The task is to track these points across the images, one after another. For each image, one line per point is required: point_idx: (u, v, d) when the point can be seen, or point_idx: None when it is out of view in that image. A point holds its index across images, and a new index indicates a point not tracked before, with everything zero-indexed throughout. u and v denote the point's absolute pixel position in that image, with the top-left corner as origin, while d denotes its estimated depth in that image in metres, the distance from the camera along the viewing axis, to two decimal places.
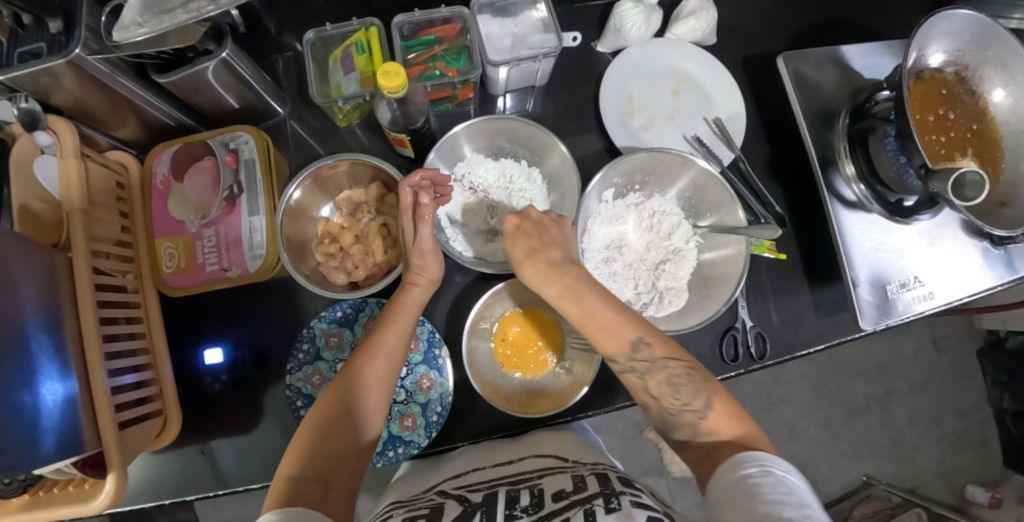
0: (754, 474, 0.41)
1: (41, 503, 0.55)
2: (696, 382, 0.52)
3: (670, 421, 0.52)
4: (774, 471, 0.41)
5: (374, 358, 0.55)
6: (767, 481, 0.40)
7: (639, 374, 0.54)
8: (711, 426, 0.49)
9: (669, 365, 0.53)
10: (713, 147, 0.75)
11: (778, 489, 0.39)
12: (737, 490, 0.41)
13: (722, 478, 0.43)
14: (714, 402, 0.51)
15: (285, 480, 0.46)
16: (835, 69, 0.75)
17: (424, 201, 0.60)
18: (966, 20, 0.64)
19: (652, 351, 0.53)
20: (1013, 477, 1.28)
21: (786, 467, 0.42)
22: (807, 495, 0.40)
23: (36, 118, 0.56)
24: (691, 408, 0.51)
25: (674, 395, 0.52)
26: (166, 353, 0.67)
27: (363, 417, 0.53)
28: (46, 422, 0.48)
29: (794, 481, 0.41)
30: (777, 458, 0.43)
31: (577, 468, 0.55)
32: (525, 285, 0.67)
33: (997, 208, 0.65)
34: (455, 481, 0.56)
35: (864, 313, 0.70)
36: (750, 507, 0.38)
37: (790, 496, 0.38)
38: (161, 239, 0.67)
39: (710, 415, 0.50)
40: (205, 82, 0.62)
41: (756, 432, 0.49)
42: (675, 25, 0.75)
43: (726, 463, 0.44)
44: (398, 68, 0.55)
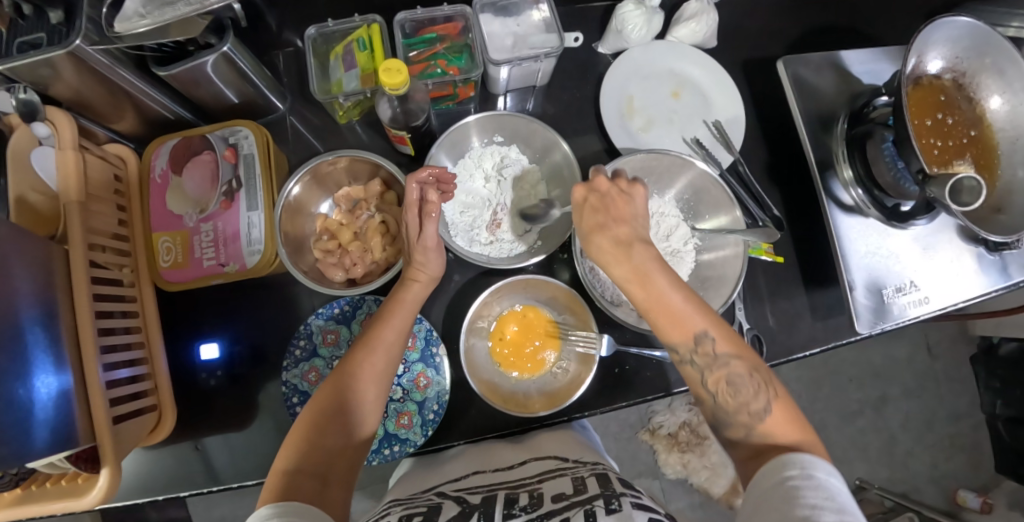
0: (795, 477, 0.42)
1: (35, 497, 0.55)
2: (755, 384, 0.50)
3: (721, 418, 0.52)
4: (815, 474, 0.41)
5: (372, 354, 0.55)
6: (808, 485, 0.41)
7: (699, 369, 0.52)
8: (766, 430, 0.49)
9: (732, 363, 0.51)
10: (712, 149, 0.75)
11: (818, 495, 0.40)
12: (777, 492, 0.41)
13: (762, 480, 0.44)
14: (774, 406, 0.49)
15: (280, 474, 0.46)
16: (834, 74, 0.75)
17: (430, 198, 0.60)
18: (965, 27, 0.65)
19: (714, 346, 0.52)
20: (1004, 482, 1.29)
21: (828, 469, 0.42)
22: (846, 499, 0.40)
23: (35, 110, 0.55)
24: (749, 410, 0.50)
25: (731, 393, 0.51)
26: (162, 348, 0.66)
27: (360, 412, 0.53)
28: (40, 415, 0.47)
29: (836, 485, 0.41)
30: (817, 459, 0.43)
31: (577, 469, 0.55)
32: (523, 283, 0.67)
33: (993, 214, 0.65)
34: (456, 483, 0.55)
35: (860, 316, 0.71)
36: (788, 512, 0.39)
37: (829, 502, 0.39)
38: (158, 233, 0.67)
39: (768, 419, 0.49)
40: (205, 75, 0.62)
41: (811, 440, 0.47)
42: (676, 28, 0.76)
43: (769, 464, 0.44)
44: (400, 65, 0.55)
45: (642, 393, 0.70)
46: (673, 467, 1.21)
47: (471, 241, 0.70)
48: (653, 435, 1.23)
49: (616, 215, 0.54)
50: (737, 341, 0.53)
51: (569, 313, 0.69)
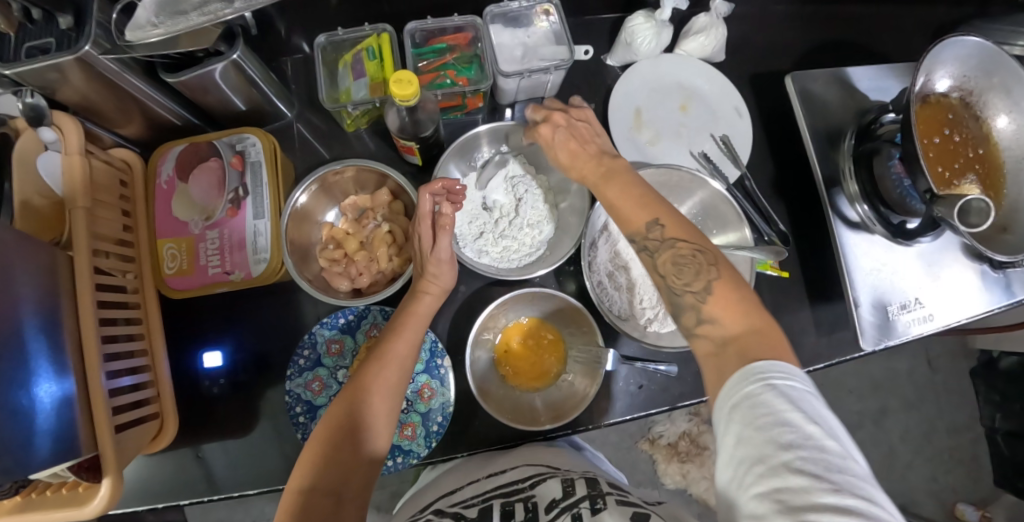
0: (755, 393, 0.38)
1: (35, 505, 0.55)
2: (701, 264, 0.48)
3: (674, 302, 0.49)
4: (774, 384, 0.37)
5: (386, 368, 0.55)
6: (768, 400, 0.37)
7: (650, 253, 0.50)
8: (712, 313, 0.46)
9: (678, 245, 0.49)
10: (719, 163, 0.75)
11: (778, 409, 0.36)
12: (738, 415, 0.38)
13: (723, 401, 0.40)
14: (716, 284, 0.47)
15: (296, 493, 0.47)
16: (841, 90, 0.76)
17: (444, 211, 0.59)
18: (973, 47, 0.65)
19: (665, 231, 0.50)
20: (1003, 496, 1.28)
21: (786, 371, 0.38)
22: (811, 403, 0.36)
23: (41, 114, 0.56)
24: (693, 290, 0.47)
25: (676, 273, 0.48)
26: (165, 355, 0.66)
27: (375, 429, 0.53)
28: (40, 423, 0.47)
29: (798, 392, 0.37)
30: (776, 362, 0.39)
31: (569, 473, 0.57)
32: (529, 295, 0.67)
33: (998, 233, 0.65)
34: (449, 498, 0.56)
35: (865, 332, 0.71)
36: (752, 439, 0.35)
37: (790, 415, 0.35)
38: (164, 240, 0.67)
39: (711, 298, 0.46)
40: (214, 82, 0.62)
41: (757, 326, 0.43)
42: (684, 41, 0.76)
43: (733, 377, 0.40)
44: (411, 76, 0.55)
45: (646, 407, 0.70)
46: (673, 477, 1.21)
47: (478, 252, 0.69)
48: (652, 444, 1.23)
49: (583, 137, 0.59)
50: (688, 224, 0.50)
51: (575, 326, 0.69)
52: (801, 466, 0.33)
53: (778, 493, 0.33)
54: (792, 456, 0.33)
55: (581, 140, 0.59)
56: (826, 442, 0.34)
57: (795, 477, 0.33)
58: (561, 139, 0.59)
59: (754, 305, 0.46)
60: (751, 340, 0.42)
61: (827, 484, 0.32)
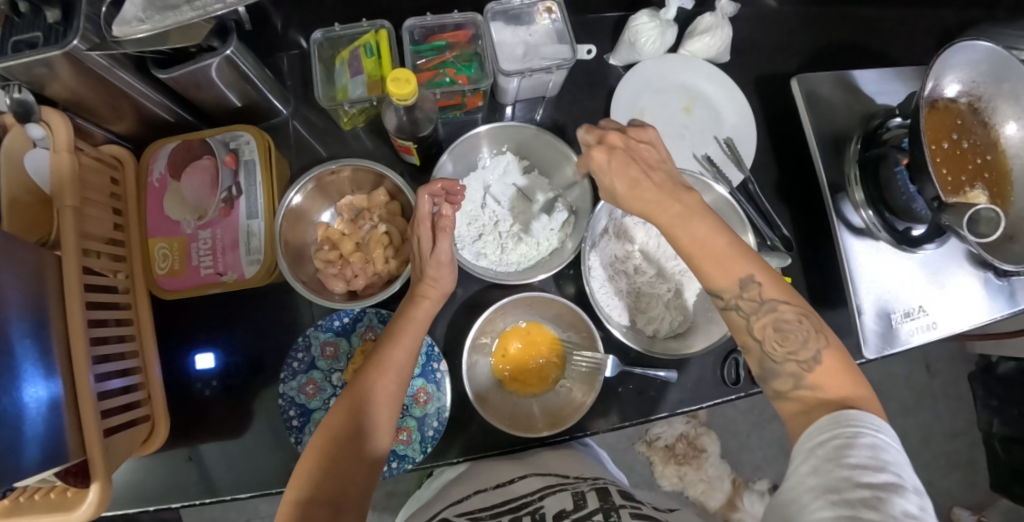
0: (842, 436, 0.39)
1: (21, 509, 0.54)
2: (807, 332, 0.47)
3: (770, 368, 0.48)
4: (864, 432, 0.38)
5: (384, 376, 0.54)
6: (855, 445, 0.38)
7: (744, 314, 0.49)
8: (815, 380, 0.45)
9: (779, 308, 0.47)
10: (722, 166, 0.74)
11: (864, 454, 0.37)
12: (821, 452, 0.39)
13: (807, 439, 0.41)
14: (825, 353, 0.45)
15: (293, 504, 0.46)
16: (847, 93, 0.74)
17: (444, 212, 0.58)
18: (983, 52, 0.64)
19: (762, 291, 0.48)
20: (999, 500, 1.28)
21: (878, 427, 0.39)
22: (898, 459, 0.37)
23: (30, 109, 0.54)
24: (797, 359, 0.46)
25: (779, 340, 0.47)
26: (157, 358, 0.65)
27: (371, 438, 0.52)
28: (28, 429, 0.46)
29: (887, 444, 0.38)
30: (868, 416, 0.40)
31: (579, 484, 0.57)
32: (528, 300, 0.65)
33: (1006, 242, 0.64)
34: (456, 507, 0.57)
35: (868, 341, 0.70)
36: (830, 473, 0.37)
37: (875, 461, 0.36)
38: (155, 239, 0.65)
39: (818, 368, 0.45)
40: (207, 78, 0.60)
41: (865, 394, 0.43)
42: (688, 41, 0.74)
43: (824, 420, 0.41)
44: (409, 75, 0.53)
45: (646, 413, 0.69)
46: (669, 479, 1.20)
47: (476, 255, 0.68)
48: (649, 447, 1.22)
49: (645, 164, 0.52)
50: (784, 284, 0.49)
51: (574, 331, 0.68)
52: (874, 501, 0.34)
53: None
54: (870, 493, 0.34)
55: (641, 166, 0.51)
56: (905, 492, 0.35)
57: (870, 512, 0.33)
58: (619, 165, 0.51)
59: (856, 371, 0.45)
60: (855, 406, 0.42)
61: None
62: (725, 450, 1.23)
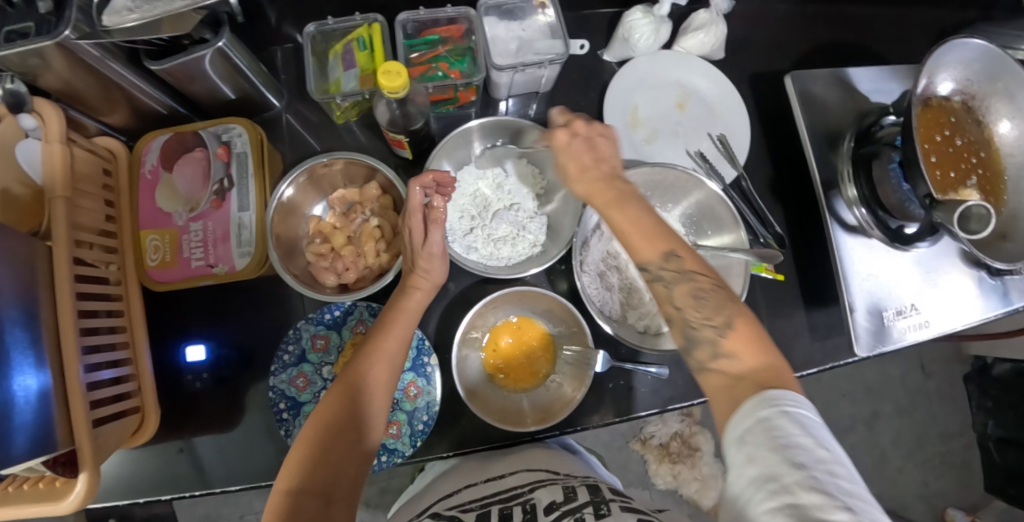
0: (768, 417, 0.37)
1: (9, 500, 0.54)
2: (720, 299, 0.47)
3: (691, 336, 0.46)
4: (787, 410, 0.37)
5: (375, 366, 0.55)
6: (782, 425, 0.36)
7: (666, 283, 0.48)
8: (730, 347, 0.44)
9: (696, 278, 0.47)
10: (715, 163, 0.74)
11: (792, 433, 0.35)
12: (750, 438, 0.37)
13: (734, 424, 0.39)
14: (737, 321, 0.45)
15: (284, 495, 0.46)
16: (840, 91, 0.74)
17: (436, 204, 0.60)
18: (977, 50, 0.64)
19: (683, 263, 0.48)
20: (994, 501, 1.28)
21: (798, 401, 0.38)
22: (821, 432, 0.36)
23: (21, 100, 0.53)
24: (712, 325, 0.46)
25: (696, 306, 0.47)
26: (148, 349, 0.65)
27: (364, 428, 0.52)
28: (17, 419, 0.46)
29: (810, 418, 0.37)
30: (788, 392, 0.38)
31: (569, 480, 0.57)
32: (520, 295, 0.66)
33: (999, 241, 0.64)
34: (446, 502, 0.57)
35: (860, 338, 0.70)
36: (765, 460, 0.35)
37: (804, 439, 0.35)
38: (146, 231, 0.65)
39: (733, 334, 0.44)
40: (201, 71, 0.60)
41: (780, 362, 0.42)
42: (683, 38, 0.74)
43: (749, 400, 0.39)
44: (400, 68, 0.53)
45: (637, 408, 0.69)
46: (663, 477, 1.20)
47: (467, 249, 0.68)
48: (644, 445, 1.22)
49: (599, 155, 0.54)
50: (702, 259, 0.49)
51: (565, 325, 0.68)
52: (812, 485, 0.32)
53: (790, 511, 0.32)
54: (807, 476, 0.33)
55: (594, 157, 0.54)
56: (836, 466, 0.34)
57: (809, 496, 0.32)
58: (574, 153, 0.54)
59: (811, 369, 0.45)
60: (790, 385, 0.40)
61: (839, 503, 0.31)
62: (719, 449, 1.24)
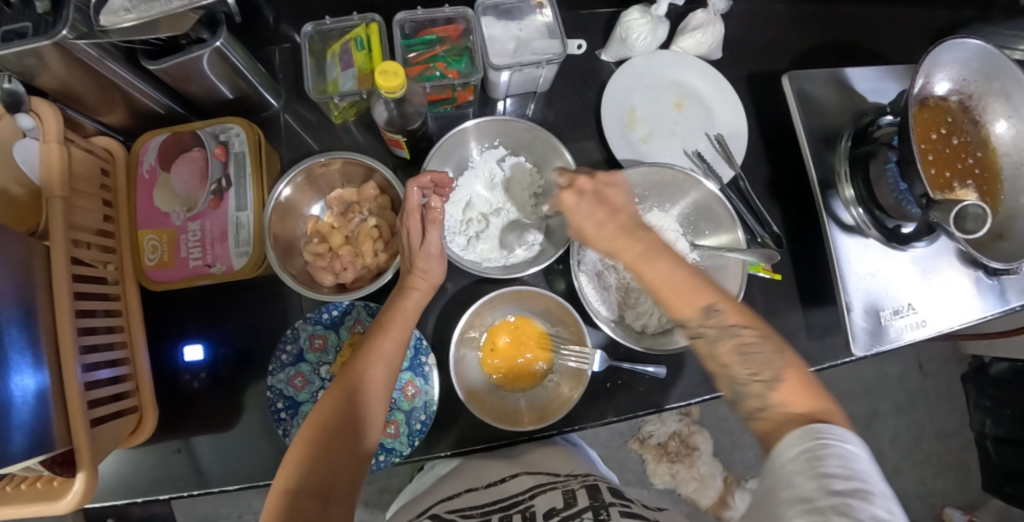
0: (813, 448, 0.37)
1: (8, 499, 0.54)
2: (769, 353, 0.45)
3: (738, 391, 0.45)
4: (832, 443, 0.37)
5: (373, 365, 0.55)
6: (825, 456, 0.36)
7: (709, 340, 0.47)
8: (780, 398, 0.43)
9: (742, 332, 0.46)
10: (713, 162, 0.74)
11: (835, 464, 0.36)
12: (791, 465, 0.37)
13: (776, 456, 0.39)
14: (787, 373, 0.44)
15: (283, 494, 0.46)
16: (838, 91, 0.74)
17: (434, 205, 0.59)
18: (974, 50, 0.64)
19: (724, 318, 0.47)
20: (991, 500, 1.28)
21: (844, 437, 0.38)
22: (868, 470, 0.36)
23: (19, 99, 0.54)
24: (761, 379, 0.44)
25: (743, 362, 0.45)
26: (145, 349, 0.65)
27: (362, 427, 0.52)
28: (15, 419, 0.46)
29: (854, 453, 0.37)
30: (833, 427, 0.39)
31: (568, 482, 0.57)
32: (518, 295, 0.66)
33: (995, 240, 0.64)
34: (446, 505, 0.57)
35: (857, 338, 0.70)
36: (802, 484, 0.35)
37: (843, 469, 0.35)
38: (144, 231, 0.65)
39: (783, 387, 0.43)
40: (199, 71, 0.60)
41: (826, 407, 0.41)
42: (680, 38, 0.74)
43: (793, 433, 0.40)
44: (397, 67, 0.53)
45: (635, 408, 0.69)
46: (662, 477, 1.20)
47: (465, 248, 0.68)
48: (642, 444, 1.22)
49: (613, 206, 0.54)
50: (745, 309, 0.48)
51: (562, 325, 0.68)
52: (843, 510, 0.33)
53: None
54: (840, 502, 0.33)
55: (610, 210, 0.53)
56: (876, 498, 0.33)
57: (841, 519, 0.32)
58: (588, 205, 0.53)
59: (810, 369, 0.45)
60: None
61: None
62: (717, 448, 1.24)
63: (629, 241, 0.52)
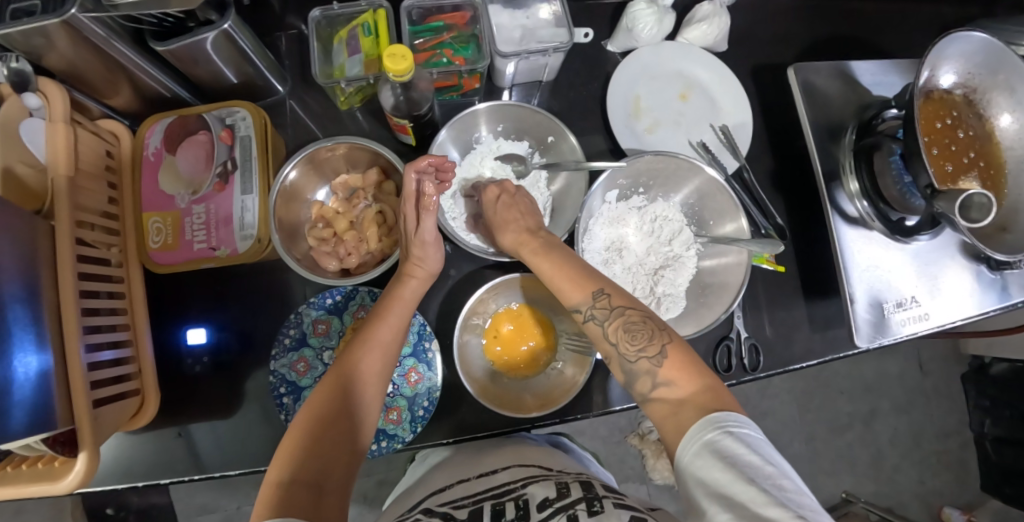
0: (715, 440, 0.40)
1: (8, 479, 0.54)
2: (652, 330, 0.49)
3: (629, 371, 0.49)
4: (732, 430, 0.40)
5: (369, 355, 0.56)
6: (729, 445, 0.39)
7: (599, 321, 0.51)
8: (667, 376, 0.47)
9: (627, 313, 0.51)
10: (717, 153, 0.74)
11: (738, 452, 0.38)
12: (700, 460, 0.39)
13: (683, 449, 0.41)
14: (670, 349, 0.48)
15: (275, 485, 0.45)
16: (843, 84, 0.75)
17: (428, 188, 0.60)
18: (979, 43, 0.64)
19: (612, 300, 0.52)
20: (989, 500, 1.28)
21: (742, 420, 0.41)
22: (766, 449, 0.39)
23: (26, 79, 0.54)
24: (647, 356, 0.48)
25: (630, 340, 0.49)
26: (147, 332, 0.65)
27: (356, 420, 0.53)
28: (17, 395, 0.46)
29: (752, 436, 0.40)
30: (731, 412, 0.41)
31: (562, 475, 0.57)
32: (522, 280, 0.66)
33: (998, 233, 0.64)
34: (438, 497, 0.56)
35: (860, 329, 0.70)
36: (718, 480, 0.37)
37: (751, 457, 0.37)
38: (149, 213, 0.65)
39: (666, 363, 0.47)
40: (205, 53, 0.60)
41: (715, 384, 0.45)
42: (686, 29, 0.75)
43: (694, 423, 0.42)
44: (405, 51, 0.53)
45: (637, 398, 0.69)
46: (661, 472, 1.21)
47: (470, 233, 0.69)
48: (641, 440, 1.23)
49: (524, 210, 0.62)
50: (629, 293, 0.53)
51: (565, 315, 0.69)
52: (765, 500, 0.35)
53: None
54: (757, 492, 0.35)
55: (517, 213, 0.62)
56: (785, 480, 0.36)
57: (765, 511, 0.34)
58: (504, 203, 0.63)
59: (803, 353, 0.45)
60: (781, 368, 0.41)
61: (793, 513, 0.33)
62: None
63: (536, 245, 0.58)
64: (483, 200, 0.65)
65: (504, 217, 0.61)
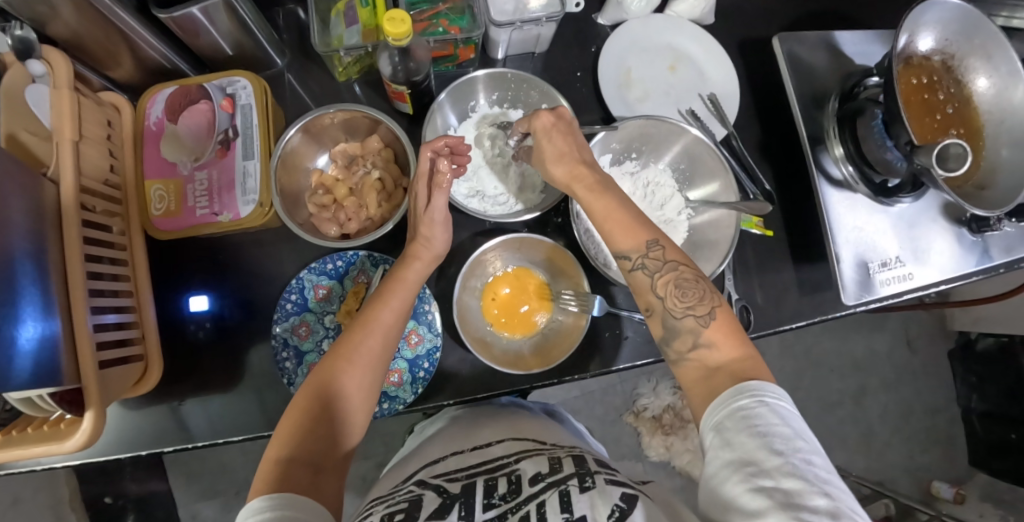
0: (746, 407, 0.41)
1: (12, 442, 0.54)
2: (704, 290, 0.51)
3: (671, 326, 0.51)
4: (766, 401, 0.41)
5: (370, 338, 0.56)
6: (760, 414, 0.40)
7: (650, 272, 0.53)
8: (710, 338, 0.49)
9: (680, 269, 0.53)
10: (706, 121, 0.76)
11: (770, 422, 0.39)
12: (728, 423, 0.41)
13: (713, 413, 0.43)
14: (719, 312, 0.50)
15: (273, 462, 0.47)
16: (827, 53, 0.77)
17: (442, 168, 0.62)
18: (954, 9, 0.67)
19: (664, 253, 0.53)
20: (976, 475, 1.31)
21: (778, 393, 0.42)
22: (796, 421, 0.40)
23: (30, 47, 0.54)
24: (695, 314, 0.50)
25: (680, 297, 0.51)
26: (150, 299, 0.66)
27: (353, 401, 0.54)
28: (20, 350, 0.46)
29: (786, 408, 0.41)
30: (768, 384, 0.43)
31: (555, 450, 0.58)
32: (520, 241, 0.68)
33: (977, 191, 0.67)
34: (431, 470, 0.56)
35: (847, 289, 0.72)
36: (744, 446, 0.39)
37: (781, 428, 0.39)
38: (150, 181, 0.66)
39: (714, 325, 0.49)
40: (206, 22, 0.61)
41: (728, 349, 0.47)
42: (675, 2, 0.77)
43: (729, 390, 0.44)
44: (404, 15, 0.55)
45: (632, 359, 0.70)
46: (656, 449, 1.22)
47: (467, 197, 0.71)
48: (637, 418, 1.24)
49: (580, 142, 0.61)
50: (684, 252, 0.55)
51: (562, 277, 0.71)
52: (790, 470, 0.37)
53: (766, 493, 0.36)
54: (785, 462, 0.37)
55: (567, 153, 0.59)
56: (812, 455, 0.38)
57: (788, 481, 0.36)
58: (559, 131, 0.60)
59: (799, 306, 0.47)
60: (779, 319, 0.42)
61: (815, 487, 0.35)
62: None
63: (591, 182, 0.58)
64: (534, 125, 0.61)
65: (556, 150, 0.60)
